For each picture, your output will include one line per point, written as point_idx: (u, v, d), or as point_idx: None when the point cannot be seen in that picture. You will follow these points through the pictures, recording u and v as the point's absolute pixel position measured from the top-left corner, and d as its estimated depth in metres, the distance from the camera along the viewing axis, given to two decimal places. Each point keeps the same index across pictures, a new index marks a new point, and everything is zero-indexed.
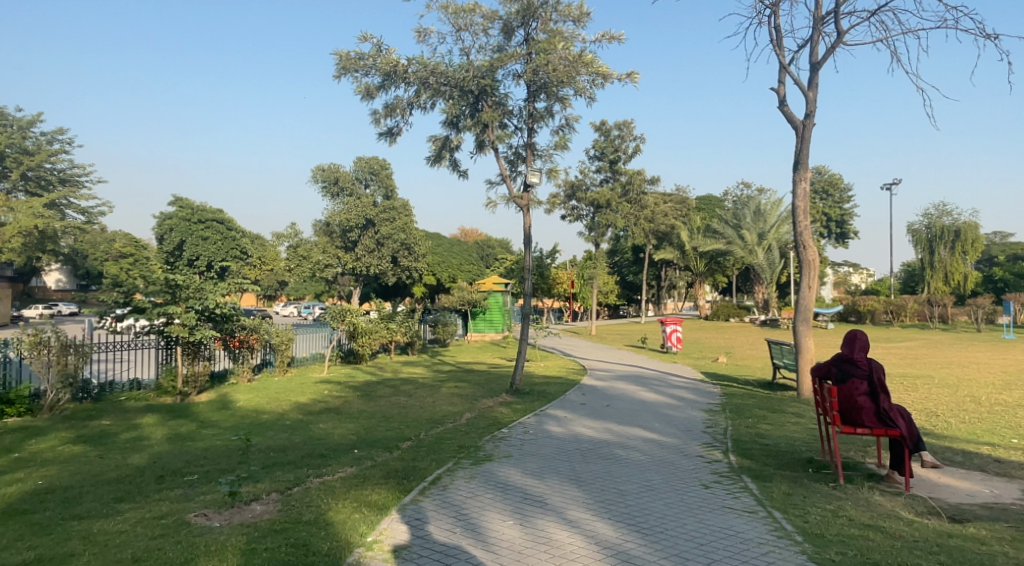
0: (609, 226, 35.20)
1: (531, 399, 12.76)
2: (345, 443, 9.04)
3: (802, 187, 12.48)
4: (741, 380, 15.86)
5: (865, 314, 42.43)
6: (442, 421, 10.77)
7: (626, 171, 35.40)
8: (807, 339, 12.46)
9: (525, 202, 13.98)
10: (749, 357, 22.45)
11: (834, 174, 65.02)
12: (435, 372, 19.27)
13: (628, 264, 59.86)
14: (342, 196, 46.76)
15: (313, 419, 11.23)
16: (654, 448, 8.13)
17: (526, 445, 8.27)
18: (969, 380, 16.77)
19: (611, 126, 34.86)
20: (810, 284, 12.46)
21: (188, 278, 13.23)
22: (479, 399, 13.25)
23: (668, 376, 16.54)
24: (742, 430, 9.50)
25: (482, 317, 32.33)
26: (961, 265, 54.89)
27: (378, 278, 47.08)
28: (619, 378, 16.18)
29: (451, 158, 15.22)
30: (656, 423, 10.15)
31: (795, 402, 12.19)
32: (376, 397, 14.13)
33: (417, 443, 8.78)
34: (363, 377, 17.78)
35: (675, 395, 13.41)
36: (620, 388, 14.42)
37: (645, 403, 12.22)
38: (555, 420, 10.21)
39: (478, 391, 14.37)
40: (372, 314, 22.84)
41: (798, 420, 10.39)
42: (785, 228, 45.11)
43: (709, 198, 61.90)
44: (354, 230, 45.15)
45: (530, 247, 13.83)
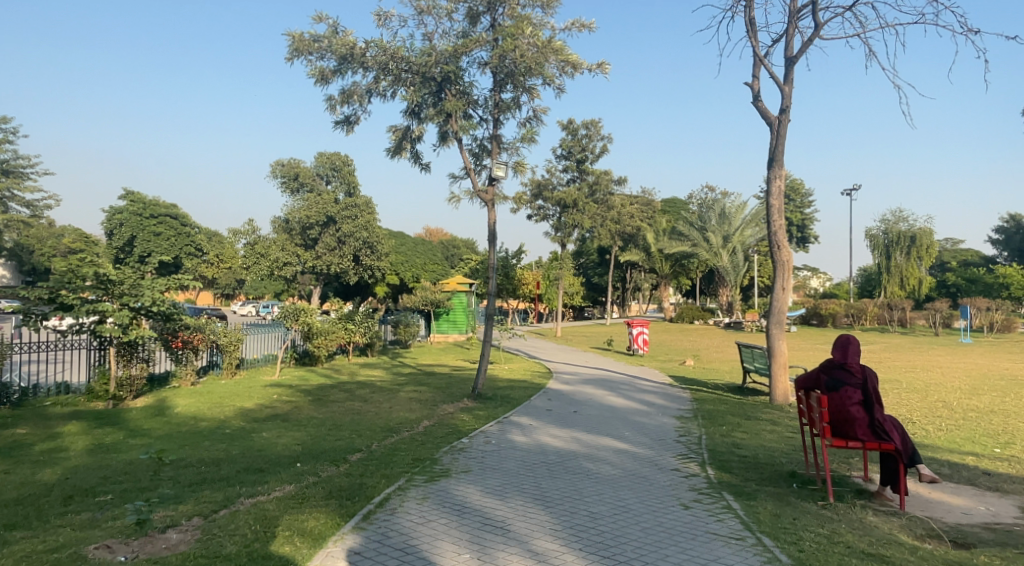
0: (575, 226, 34.72)
1: (494, 404, 12.05)
2: (289, 455, 8.24)
3: (777, 184, 12.01)
4: (710, 384, 15.34)
5: (827, 317, 42.70)
6: (397, 429, 10.00)
7: (593, 171, 34.95)
8: (781, 342, 11.95)
9: (489, 196, 13.28)
10: (716, 360, 22.07)
11: (795, 179, 65.74)
12: (394, 374, 18.44)
13: (593, 266, 59.60)
14: (302, 192, 45.44)
15: (256, 428, 10.36)
16: (626, 461, 7.47)
17: (488, 458, 7.55)
18: (937, 384, 16.53)
19: (578, 125, 34.38)
20: (784, 285, 11.98)
21: (122, 273, 12.20)
22: (439, 404, 12.49)
23: (637, 381, 15.96)
24: (717, 439, 8.92)
25: (445, 317, 31.53)
26: (917, 270, 55.84)
27: (339, 277, 45.90)
28: (586, 382, 15.54)
29: (413, 150, 14.44)
30: (625, 431, 9.51)
31: (769, 409, 11.67)
32: (329, 402, 13.27)
33: (367, 455, 8.01)
34: (317, 380, 16.88)
35: (645, 401, 12.82)
36: (587, 392, 13.79)
37: (613, 409, 11.58)
38: (518, 428, 9.50)
39: (438, 395, 13.60)
40: (328, 314, 21.88)
41: (774, 428, 9.86)
42: (749, 231, 45.23)
43: (674, 201, 62.03)
44: (314, 227, 43.85)
45: (495, 244, 13.11)
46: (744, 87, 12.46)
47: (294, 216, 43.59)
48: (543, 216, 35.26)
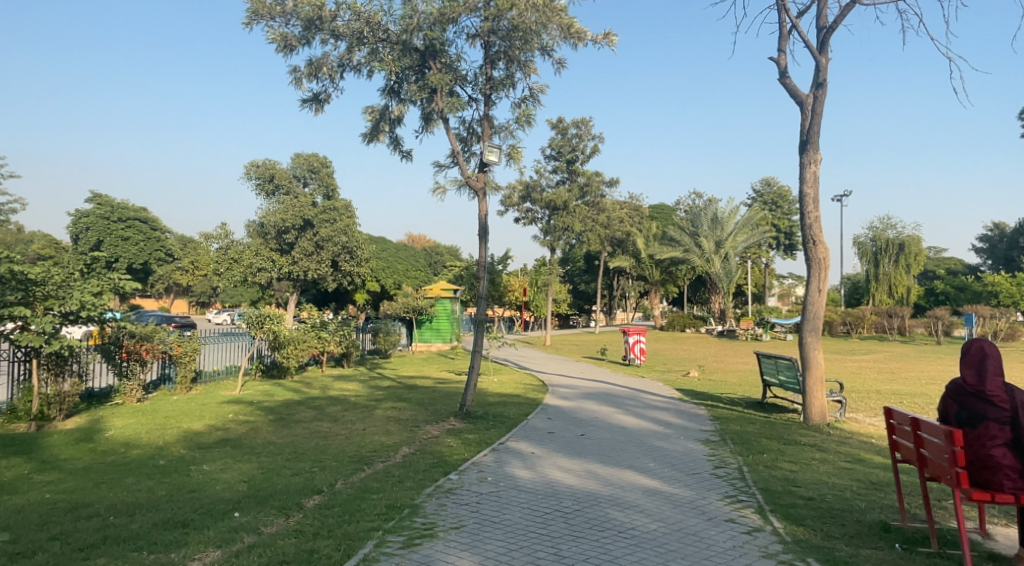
0: (566, 230, 33.14)
1: (486, 426, 10.32)
2: (227, 498, 6.45)
3: (811, 170, 10.39)
4: (726, 400, 13.67)
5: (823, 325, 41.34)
6: (369, 458, 8.22)
7: (583, 171, 33.28)
8: (815, 352, 10.39)
9: (480, 185, 11.60)
10: (721, 371, 20.47)
11: (782, 186, 64.63)
12: (372, 388, 16.59)
13: (580, 273, 58.06)
14: (277, 194, 43.39)
15: (198, 457, 8.53)
16: (664, 510, 5.76)
17: (484, 505, 5.82)
18: None
19: (568, 124, 32.78)
20: (819, 288, 10.41)
21: (47, 272, 10.38)
22: (421, 425, 10.70)
23: (644, 395, 14.28)
24: (765, 474, 7.27)
25: (427, 325, 29.67)
26: (905, 278, 54.86)
27: (317, 283, 43.92)
28: (588, 397, 13.84)
29: (391, 136, 12.74)
30: (649, 462, 7.78)
31: (807, 431, 10.06)
32: (293, 422, 11.46)
33: (328, 499, 6.25)
34: (284, 394, 15.03)
35: (658, 419, 11.15)
36: (590, 409, 12.09)
37: (626, 431, 9.84)
38: (518, 459, 7.75)
39: (421, 414, 11.84)
40: (300, 321, 20.05)
41: (825, 457, 8.22)
42: (742, 236, 43.83)
43: (662, 207, 60.69)
44: (290, 230, 41.48)
45: (487, 240, 11.40)
46: (771, 59, 10.85)
47: (269, 219, 41.54)
48: (531, 219, 33.60)
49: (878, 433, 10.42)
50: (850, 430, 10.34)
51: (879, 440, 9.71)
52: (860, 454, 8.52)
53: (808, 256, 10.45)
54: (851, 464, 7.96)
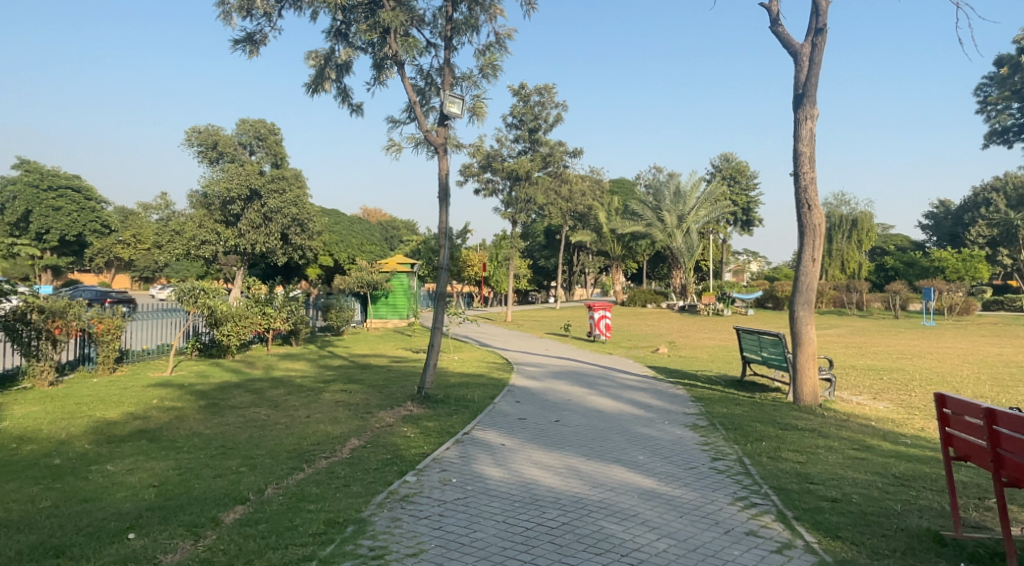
0: (528, 203, 32.16)
1: (447, 411, 9.17)
2: (125, 512, 5.19)
3: (807, 127, 9.45)
4: (703, 378, 12.78)
5: (782, 300, 41.24)
6: (310, 454, 7.01)
7: (546, 142, 31.95)
8: (807, 328, 9.52)
9: (441, 140, 10.33)
10: (690, 347, 19.68)
11: (741, 161, 64.51)
12: (321, 368, 15.27)
13: (540, 248, 57.05)
14: (221, 162, 41.17)
15: (105, 453, 7.22)
16: (669, 521, 4.73)
17: (449, 520, 4.69)
18: (950, 375, 14.50)
19: (531, 91, 31.40)
20: (813, 256, 9.50)
21: None
22: (373, 411, 9.49)
23: (616, 374, 13.32)
24: (772, 467, 6.32)
25: (383, 301, 28.26)
26: (858, 254, 55.35)
27: (265, 257, 41.92)
28: (557, 376, 12.81)
29: (338, 87, 11.33)
30: (637, 454, 6.74)
31: (800, 414, 9.21)
32: (228, 409, 10.11)
33: (253, 512, 5.03)
34: (221, 377, 13.61)
35: (636, 401, 10.18)
36: (561, 391, 11.04)
37: (604, 415, 8.82)
38: (486, 454, 6.62)
39: (375, 397, 10.64)
40: (242, 295, 18.54)
41: (831, 446, 7.30)
42: (704, 211, 43.08)
43: (622, 181, 59.98)
44: (235, 201, 39.28)
45: (448, 203, 10.16)
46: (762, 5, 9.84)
47: (213, 188, 39.54)
48: (491, 190, 32.28)
49: (873, 413, 9.61)
50: (843, 411, 9.50)
51: (877, 422, 8.87)
52: (864, 440, 7.65)
53: (801, 223, 9.53)
54: (858, 452, 7.09)
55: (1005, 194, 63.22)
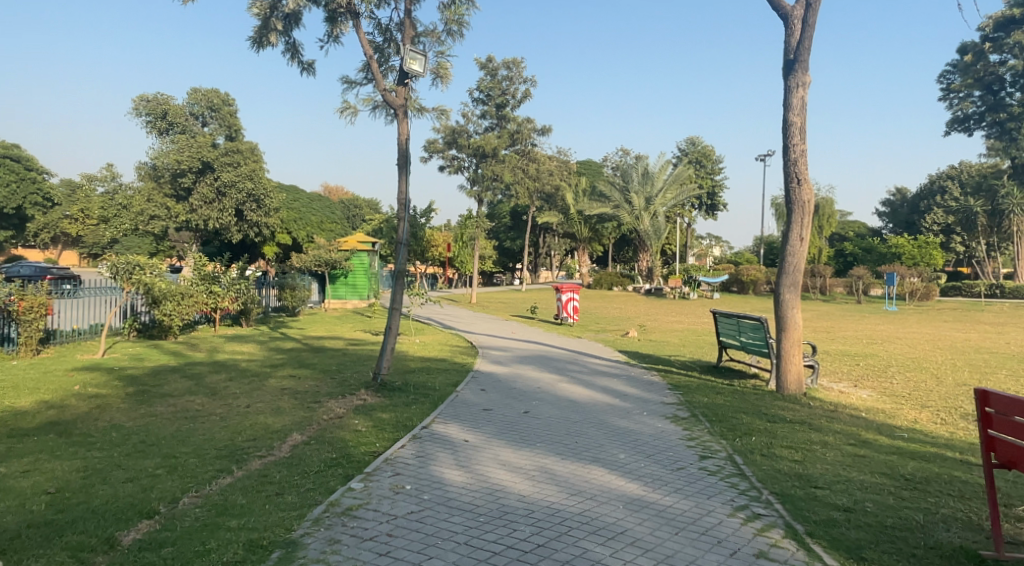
0: (494, 181, 31.08)
1: (404, 401, 8.31)
2: (1, 530, 4.26)
3: (798, 95, 8.76)
4: (677, 364, 12.16)
5: (747, 284, 41.17)
6: (242, 453, 6.11)
7: (514, 118, 30.96)
8: (793, 312, 8.89)
9: (401, 100, 9.37)
10: (660, 331, 19.09)
11: (707, 145, 64.42)
12: (271, 350, 14.25)
13: (506, 229, 56.19)
14: (172, 133, 39.43)
15: (0, 450, 6.21)
16: (664, 542, 3.95)
17: (397, 543, 3.85)
18: (925, 361, 14.14)
19: (498, 64, 30.34)
20: (801, 235, 8.84)
21: None
22: (322, 399, 8.60)
23: (587, 359, 12.59)
24: (768, 468, 5.62)
25: (342, 280, 27.12)
26: (818, 239, 55.73)
27: (219, 234, 40.32)
28: (525, 362, 12.06)
29: (286, 42, 10.28)
30: (617, 452, 5.97)
31: (785, 404, 8.60)
32: (159, 396, 9.11)
33: (159, 531, 4.15)
34: (159, 360, 12.53)
35: (610, 389, 9.46)
36: (529, 378, 10.26)
37: (577, 406, 8.06)
38: (446, 454, 5.79)
39: (326, 384, 9.72)
40: (187, 271, 17.37)
41: (826, 440, 6.64)
42: (671, 193, 42.61)
43: (589, 163, 59.34)
44: (187, 174, 37.92)
45: (408, 171, 9.22)
46: None
47: (163, 160, 38.20)
48: (456, 167, 31.19)
49: (859, 402, 9.01)
50: (829, 400, 8.89)
51: (867, 413, 8.28)
52: (858, 432, 7.03)
53: (790, 198, 8.87)
54: (855, 447, 6.45)
55: (961, 182, 64.24)
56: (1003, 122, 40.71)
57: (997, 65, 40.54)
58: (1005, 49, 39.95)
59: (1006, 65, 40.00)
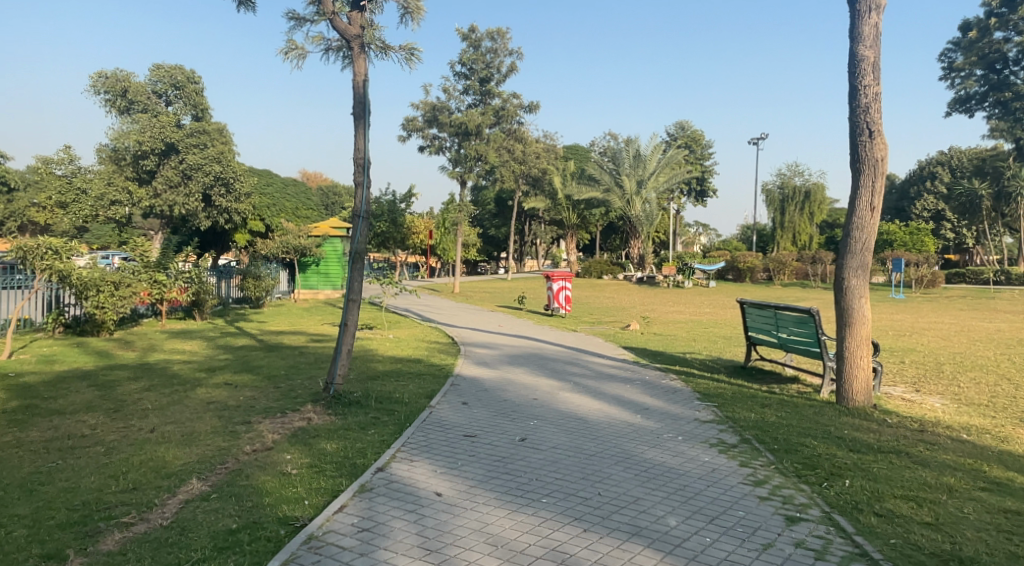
0: (479, 160, 28.88)
1: (361, 422, 6.30)
2: None
3: (871, 21, 6.82)
4: (697, 364, 10.24)
5: (743, 272, 39.44)
6: (100, 521, 4.06)
7: (499, 93, 28.77)
8: (859, 302, 6.99)
9: (357, 32, 7.28)
10: (663, 323, 17.16)
11: (696, 129, 62.59)
12: (218, 349, 12.13)
13: (490, 217, 53.99)
14: (132, 111, 36.99)
15: None
16: None
17: None
18: (974, 355, 12.33)
19: (482, 35, 28.17)
20: (872, 203, 6.92)
21: None
22: (255, 419, 6.57)
23: (589, 359, 10.58)
24: (899, 543, 3.69)
25: (314, 269, 24.94)
26: (809, 226, 54.04)
27: (186, 220, 37.97)
28: (516, 363, 10.07)
29: None
30: (663, 514, 4.01)
31: (855, 418, 6.66)
32: (44, 414, 7.01)
33: None
34: (77, 362, 10.42)
35: (627, 400, 7.49)
36: (522, 385, 8.23)
37: (590, 429, 6.08)
38: (407, 524, 3.79)
39: (266, 396, 7.64)
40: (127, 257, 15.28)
41: (947, 483, 4.70)
42: (664, 177, 40.66)
43: (576, 147, 57.28)
44: (149, 157, 35.63)
45: (367, 125, 7.19)
46: None
47: (123, 141, 35.83)
48: (437, 147, 28.96)
49: (943, 415, 7.11)
50: (906, 414, 6.98)
51: (965, 431, 6.37)
52: (979, 466, 5.11)
53: (857, 156, 6.95)
54: (991, 493, 4.54)
55: (953, 168, 62.55)
56: (1007, 101, 39.18)
57: (1001, 42, 38.96)
58: (1009, 26, 38.35)
59: (1011, 41, 38.45)
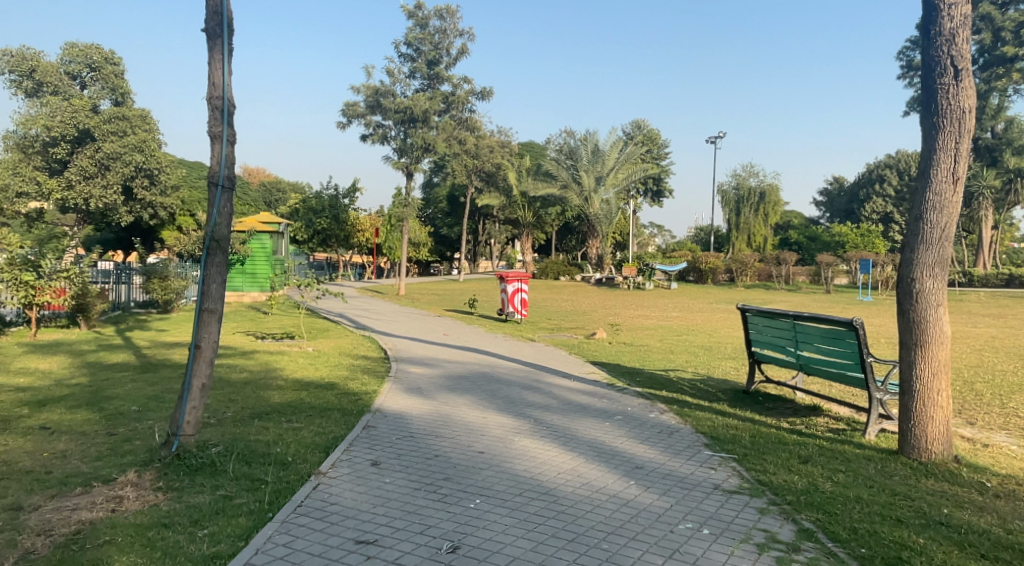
0: (426, 151, 26.42)
1: (197, 510, 3.96)
2: None
3: None
4: (688, 387, 8.13)
5: (706, 273, 37.87)
6: None
7: (448, 77, 26.40)
8: (934, 312, 4.95)
9: None
10: (631, 330, 15.11)
11: (652, 128, 61.24)
12: (79, 370, 9.50)
13: (442, 215, 51.41)
14: (42, 94, 33.29)
15: None
16: None
17: None
18: (997, 369, 10.59)
19: (430, 13, 25.81)
20: (952, 174, 4.88)
21: None
22: (32, 504, 4.15)
23: (551, 381, 8.32)
24: None
25: (238, 268, 22.18)
26: (764, 227, 53.06)
27: (104, 217, 34.40)
28: (458, 387, 7.81)
29: None
30: None
31: (941, 481, 4.60)
32: None
33: None
34: None
35: (610, 451, 5.28)
36: (464, 426, 5.97)
37: (562, 518, 3.86)
38: None
39: (80, 454, 5.18)
40: None
41: None
42: (623, 172, 38.73)
43: (532, 144, 55.16)
44: (61, 145, 32.08)
45: (225, 68, 4.87)
46: None
47: (31, 127, 32.13)
48: (381, 135, 26.43)
49: None
50: (1000, 470, 4.95)
51: None
52: None
53: (934, 107, 4.93)
54: None
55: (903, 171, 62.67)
56: None
57: None
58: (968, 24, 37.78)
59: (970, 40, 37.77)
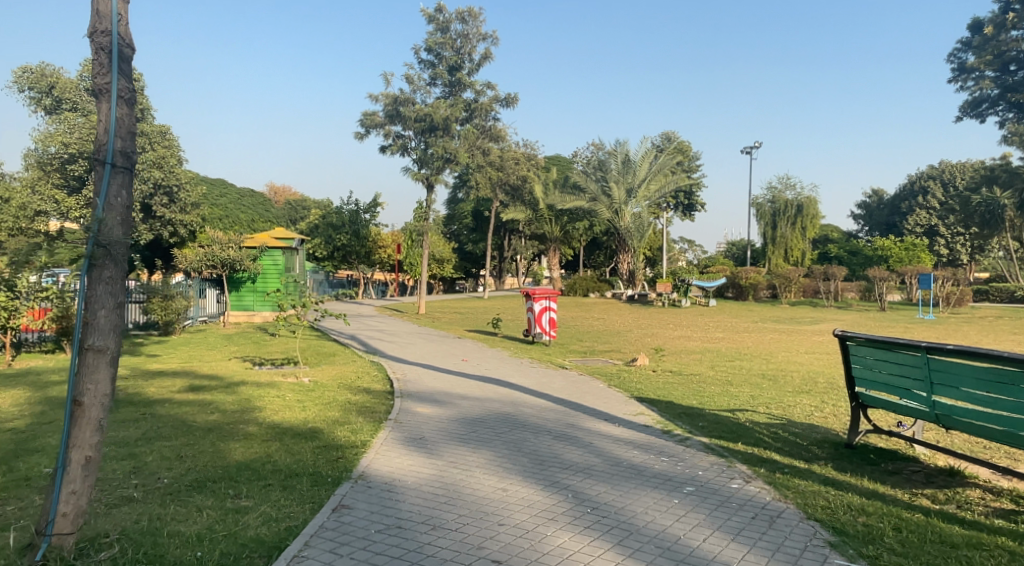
0: (447, 161, 24.90)
1: None
2: None
3: None
4: (768, 435, 6.32)
5: (745, 289, 35.84)
6: None
7: (471, 83, 24.93)
8: None
9: None
10: (675, 355, 13.32)
11: (683, 140, 59.32)
12: (31, 407, 8.03)
13: (467, 231, 49.92)
14: (61, 110, 32.65)
15: None
16: None
17: None
18: None
19: (451, 16, 24.43)
20: None
21: None
22: None
23: (591, 427, 6.56)
24: None
25: (248, 286, 20.82)
26: (802, 241, 50.67)
27: None
28: (472, 437, 6.09)
29: None
30: None
31: None
32: None
33: None
34: None
35: (693, 558, 3.52)
36: (474, 506, 4.25)
37: None
38: None
39: None
40: None
41: None
42: (655, 185, 36.69)
43: (559, 158, 53.55)
44: (77, 162, 31.24)
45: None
46: None
47: (48, 144, 31.38)
48: (401, 146, 25.02)
49: None
50: None
51: None
52: None
53: None
54: None
55: (946, 182, 59.65)
56: None
57: (1017, 40, 35.61)
58: None
59: None
